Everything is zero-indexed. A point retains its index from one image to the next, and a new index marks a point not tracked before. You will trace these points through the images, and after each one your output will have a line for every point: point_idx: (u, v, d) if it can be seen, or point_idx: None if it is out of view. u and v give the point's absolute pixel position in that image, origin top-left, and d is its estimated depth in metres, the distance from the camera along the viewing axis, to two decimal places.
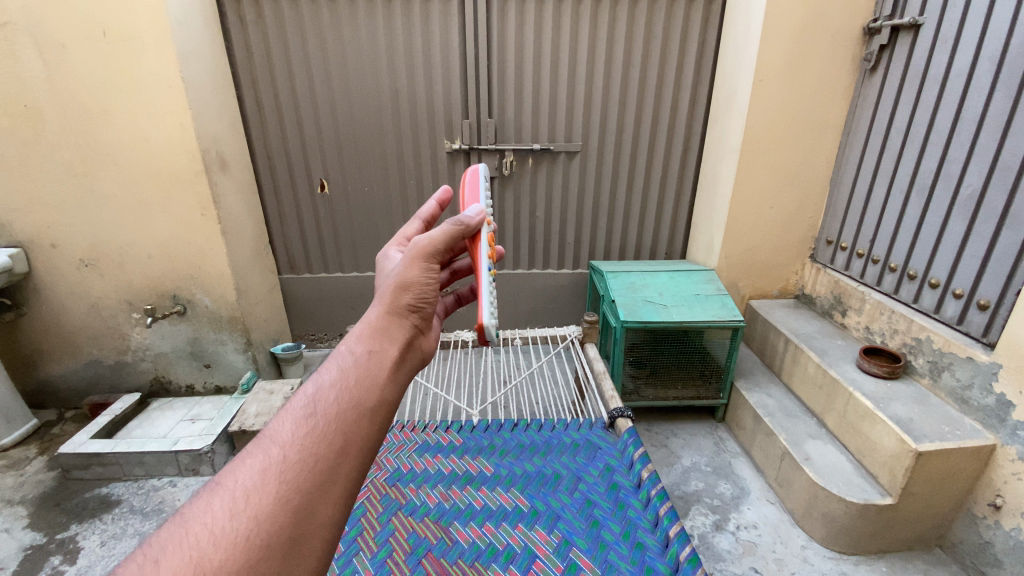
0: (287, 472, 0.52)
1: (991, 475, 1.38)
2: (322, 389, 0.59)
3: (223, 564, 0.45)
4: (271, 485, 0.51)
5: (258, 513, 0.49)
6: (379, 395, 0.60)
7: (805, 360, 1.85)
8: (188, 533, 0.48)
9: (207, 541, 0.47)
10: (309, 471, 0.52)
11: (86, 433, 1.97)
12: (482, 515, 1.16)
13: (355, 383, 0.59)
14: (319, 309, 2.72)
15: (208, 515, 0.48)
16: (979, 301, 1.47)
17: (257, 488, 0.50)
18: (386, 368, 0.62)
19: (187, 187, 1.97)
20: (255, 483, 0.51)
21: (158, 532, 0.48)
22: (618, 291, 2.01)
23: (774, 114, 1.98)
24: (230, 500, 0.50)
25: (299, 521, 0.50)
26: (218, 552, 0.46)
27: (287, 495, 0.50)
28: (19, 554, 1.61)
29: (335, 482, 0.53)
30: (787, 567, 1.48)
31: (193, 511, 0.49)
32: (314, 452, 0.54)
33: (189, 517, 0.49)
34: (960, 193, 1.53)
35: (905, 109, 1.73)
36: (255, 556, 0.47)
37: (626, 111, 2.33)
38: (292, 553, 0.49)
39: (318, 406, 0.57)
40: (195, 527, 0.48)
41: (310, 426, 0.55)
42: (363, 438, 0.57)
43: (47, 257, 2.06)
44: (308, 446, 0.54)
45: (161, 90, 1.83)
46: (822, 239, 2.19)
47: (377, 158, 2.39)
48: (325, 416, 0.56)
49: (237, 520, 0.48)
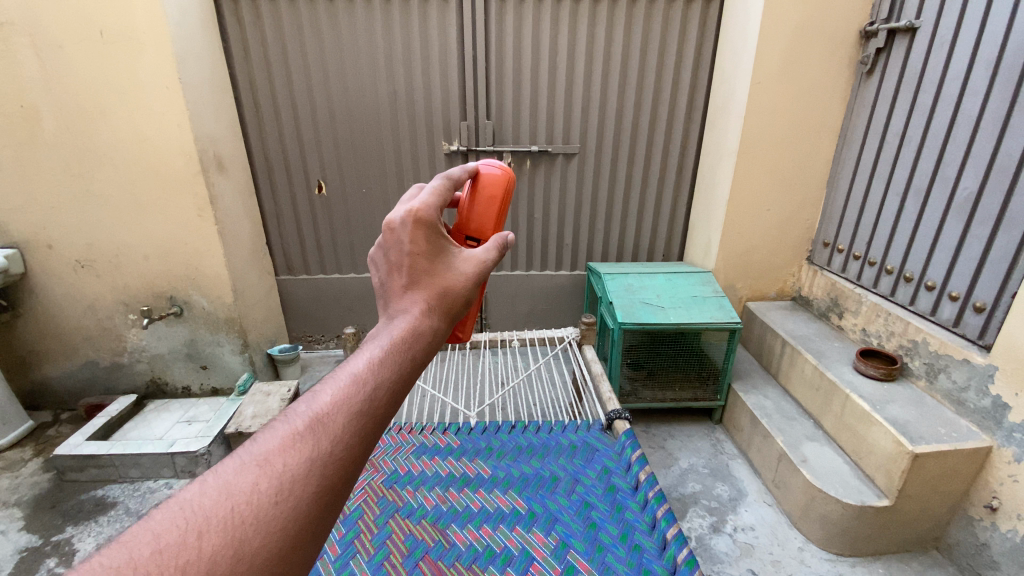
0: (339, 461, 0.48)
1: (987, 476, 1.39)
2: (379, 381, 0.54)
3: (260, 555, 0.42)
4: (318, 477, 0.47)
5: (304, 503, 0.45)
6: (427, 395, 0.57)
7: (802, 362, 1.85)
8: (226, 510, 0.43)
9: (245, 528, 0.43)
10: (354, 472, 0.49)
11: (81, 435, 1.96)
12: (479, 517, 1.15)
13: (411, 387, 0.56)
14: (317, 310, 2.72)
15: (251, 496, 0.44)
16: (975, 304, 1.47)
17: (304, 479, 0.46)
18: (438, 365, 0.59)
19: (185, 188, 1.96)
20: (303, 471, 0.46)
21: (193, 499, 0.43)
22: (616, 292, 2.01)
23: (771, 116, 1.99)
24: (276, 482, 0.45)
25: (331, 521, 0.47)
26: (257, 542, 0.43)
27: (330, 492, 0.47)
28: (14, 557, 1.60)
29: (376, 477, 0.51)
30: (784, 568, 1.48)
31: (231, 483, 0.45)
32: (362, 451, 0.50)
33: (229, 490, 0.44)
34: (956, 196, 1.54)
35: (902, 112, 1.73)
36: (289, 556, 0.44)
37: (624, 112, 2.33)
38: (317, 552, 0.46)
39: (374, 400, 0.53)
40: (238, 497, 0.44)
41: (364, 421, 0.51)
42: None
43: (43, 258, 2.06)
44: (358, 442, 0.50)
45: (159, 91, 1.82)
46: (818, 241, 2.19)
47: (375, 160, 2.39)
48: (380, 414, 0.53)
49: (282, 507, 0.44)
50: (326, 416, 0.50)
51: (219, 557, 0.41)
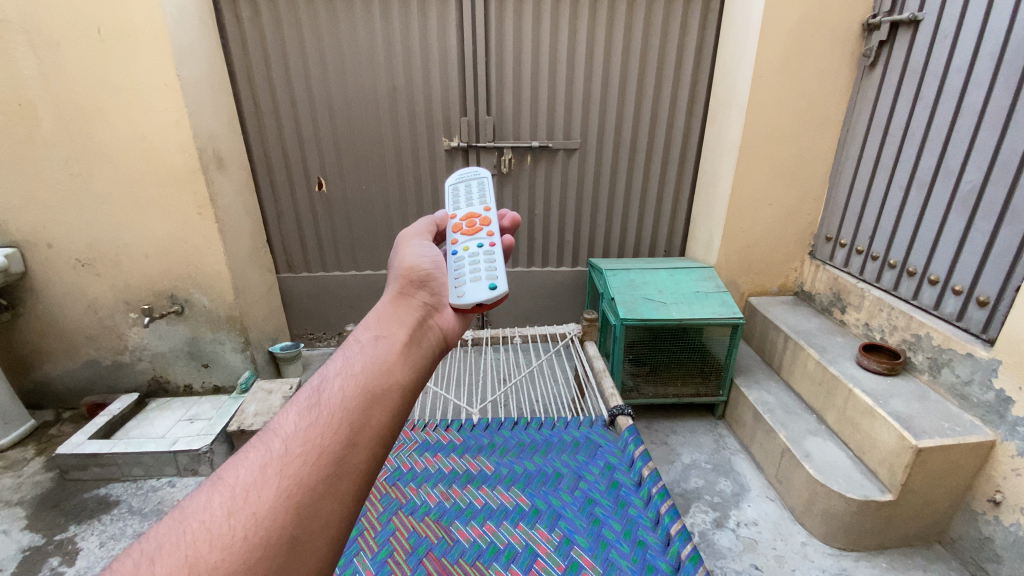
0: (290, 464, 0.50)
1: (991, 470, 1.38)
2: (324, 385, 0.58)
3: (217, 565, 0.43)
4: (272, 481, 0.49)
5: (258, 510, 0.47)
6: (381, 385, 0.58)
7: (805, 357, 1.85)
8: (186, 531, 0.46)
9: (203, 541, 0.45)
10: (310, 466, 0.50)
11: (83, 434, 1.96)
12: (482, 514, 1.15)
13: (361, 374, 0.58)
14: (318, 307, 2.71)
15: (206, 515, 0.47)
16: (979, 297, 1.47)
17: (256, 485, 0.48)
18: (388, 357, 0.61)
19: (185, 185, 1.96)
20: (254, 481, 0.49)
21: (159, 532, 0.46)
22: (618, 288, 2.01)
23: (773, 110, 1.98)
24: (229, 498, 0.48)
25: (298, 519, 0.47)
26: (215, 552, 0.44)
27: (287, 493, 0.48)
28: (17, 556, 1.60)
29: (337, 473, 0.51)
30: (787, 563, 1.48)
31: (193, 507, 0.48)
32: (316, 445, 0.51)
33: (188, 514, 0.48)
34: (960, 189, 1.53)
35: (905, 105, 1.72)
36: (253, 556, 0.44)
37: (625, 108, 2.32)
38: (292, 553, 0.46)
39: (319, 400, 0.56)
40: (198, 520, 0.47)
41: (312, 420, 0.54)
42: (365, 430, 0.54)
43: (43, 257, 2.05)
44: (308, 441, 0.52)
45: (157, 88, 1.81)
46: (821, 235, 2.19)
47: (375, 156, 2.39)
48: (329, 408, 0.55)
49: (236, 518, 0.46)
50: (276, 432, 0.54)
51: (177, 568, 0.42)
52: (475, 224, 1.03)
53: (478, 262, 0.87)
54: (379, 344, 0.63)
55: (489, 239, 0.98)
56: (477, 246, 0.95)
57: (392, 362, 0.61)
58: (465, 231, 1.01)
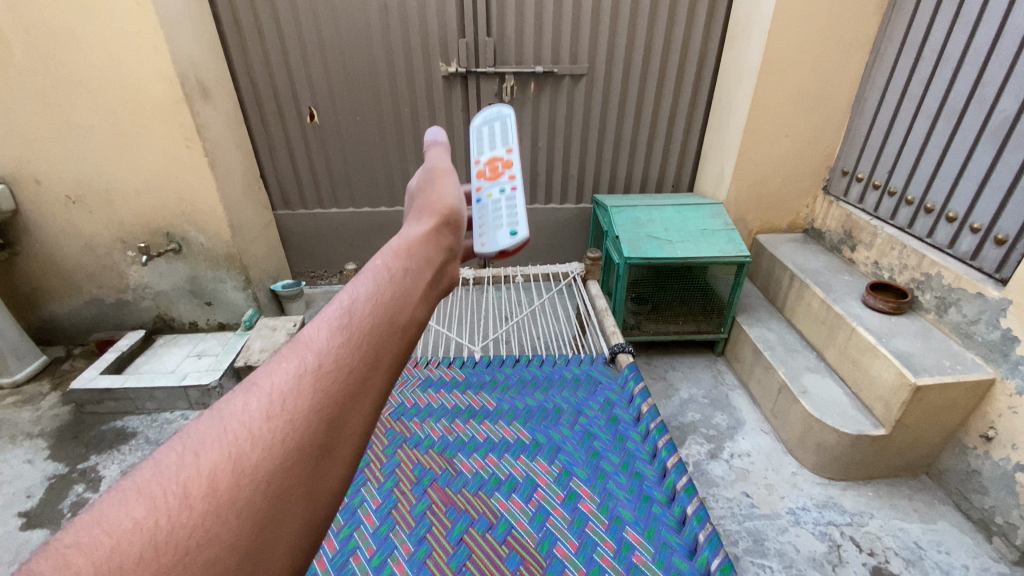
0: (325, 378, 0.45)
1: (986, 408, 1.40)
2: (355, 301, 0.52)
3: (260, 467, 0.40)
4: (305, 391, 0.45)
5: (295, 417, 0.43)
6: (407, 310, 0.53)
7: (810, 296, 1.82)
8: (226, 430, 0.42)
9: (242, 443, 0.41)
10: (343, 382, 0.45)
11: (95, 370, 2.01)
12: (485, 447, 1.18)
13: (388, 296, 0.53)
14: (317, 245, 2.68)
15: (243, 417, 0.43)
16: (996, 236, 1.42)
17: (291, 395, 0.44)
18: (414, 282, 0.55)
19: (170, 117, 1.86)
20: (289, 389, 0.44)
21: (195, 429, 0.43)
22: (622, 226, 1.95)
23: (797, 31, 1.82)
24: (265, 403, 0.44)
25: (330, 432, 0.43)
26: (255, 453, 0.40)
27: (319, 405, 0.44)
28: (44, 483, 1.69)
29: (370, 392, 0.47)
30: (777, 492, 1.55)
31: (227, 409, 0.44)
32: (347, 361, 0.47)
33: (226, 414, 0.44)
34: (992, 119, 1.43)
35: (943, 24, 1.58)
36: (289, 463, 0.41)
37: (637, 28, 2.14)
38: (321, 461, 0.42)
39: (350, 317, 0.51)
40: (234, 421, 0.43)
41: (344, 335, 0.49)
42: (395, 353, 0.49)
43: (33, 194, 2.00)
44: (342, 355, 0.47)
45: (128, 7, 1.67)
46: (837, 169, 2.09)
47: (368, 85, 2.25)
48: (360, 325, 0.50)
49: (274, 422, 0.42)
50: (308, 342, 0.49)
51: (220, 466, 0.40)
52: (497, 167, 1.00)
53: (497, 212, 0.91)
54: (405, 268, 0.57)
55: (511, 183, 0.95)
56: (500, 190, 0.94)
57: (420, 288, 0.55)
58: (488, 175, 0.99)
